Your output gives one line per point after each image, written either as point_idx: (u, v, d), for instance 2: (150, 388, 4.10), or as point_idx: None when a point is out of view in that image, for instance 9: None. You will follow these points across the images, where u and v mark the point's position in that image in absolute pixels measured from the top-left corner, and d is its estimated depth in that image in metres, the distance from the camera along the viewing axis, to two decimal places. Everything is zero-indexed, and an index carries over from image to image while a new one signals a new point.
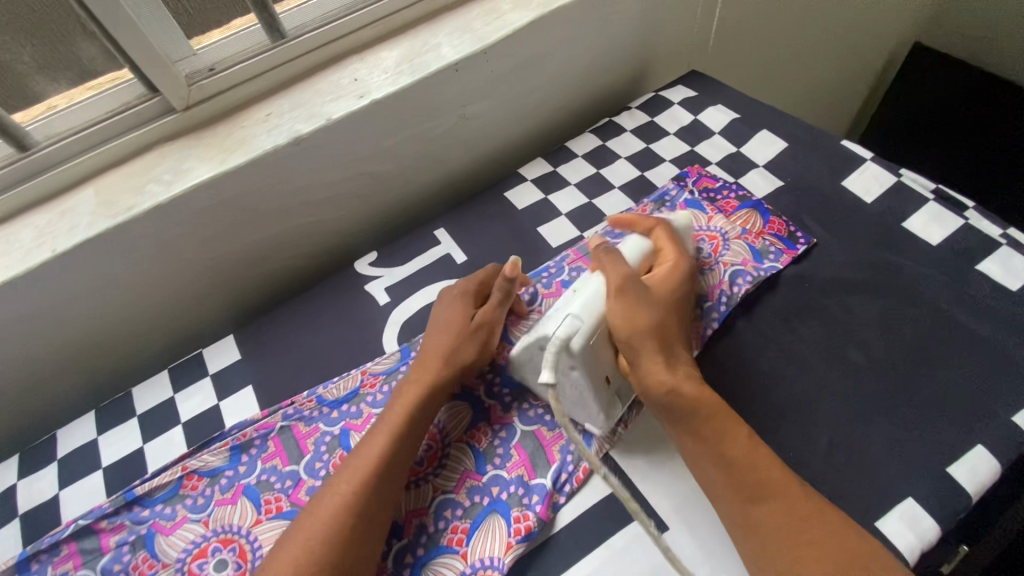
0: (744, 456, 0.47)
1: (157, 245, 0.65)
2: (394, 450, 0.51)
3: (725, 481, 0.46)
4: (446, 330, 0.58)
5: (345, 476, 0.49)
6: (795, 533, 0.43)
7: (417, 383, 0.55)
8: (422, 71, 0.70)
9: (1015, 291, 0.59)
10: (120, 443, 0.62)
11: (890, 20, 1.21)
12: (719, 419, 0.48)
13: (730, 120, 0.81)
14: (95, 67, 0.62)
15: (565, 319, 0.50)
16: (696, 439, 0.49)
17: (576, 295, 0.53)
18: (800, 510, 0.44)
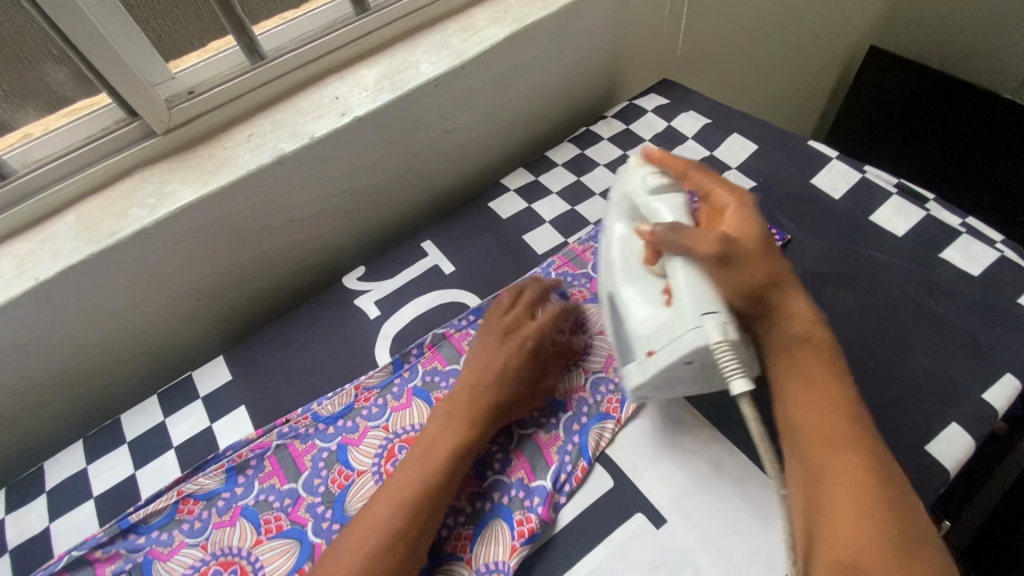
0: (830, 401, 0.44)
1: (141, 269, 0.64)
2: (443, 482, 0.50)
3: (818, 420, 0.44)
4: (506, 373, 0.56)
5: (393, 493, 0.49)
6: (861, 480, 0.40)
7: (471, 416, 0.54)
8: (402, 88, 0.71)
9: (975, 276, 0.63)
10: (110, 472, 0.61)
11: (846, 25, 1.27)
12: (819, 360, 0.47)
13: (702, 125, 0.84)
14: (63, 93, 0.62)
15: (708, 324, 0.43)
16: (795, 378, 0.46)
17: (679, 295, 0.46)
18: (872, 463, 0.41)
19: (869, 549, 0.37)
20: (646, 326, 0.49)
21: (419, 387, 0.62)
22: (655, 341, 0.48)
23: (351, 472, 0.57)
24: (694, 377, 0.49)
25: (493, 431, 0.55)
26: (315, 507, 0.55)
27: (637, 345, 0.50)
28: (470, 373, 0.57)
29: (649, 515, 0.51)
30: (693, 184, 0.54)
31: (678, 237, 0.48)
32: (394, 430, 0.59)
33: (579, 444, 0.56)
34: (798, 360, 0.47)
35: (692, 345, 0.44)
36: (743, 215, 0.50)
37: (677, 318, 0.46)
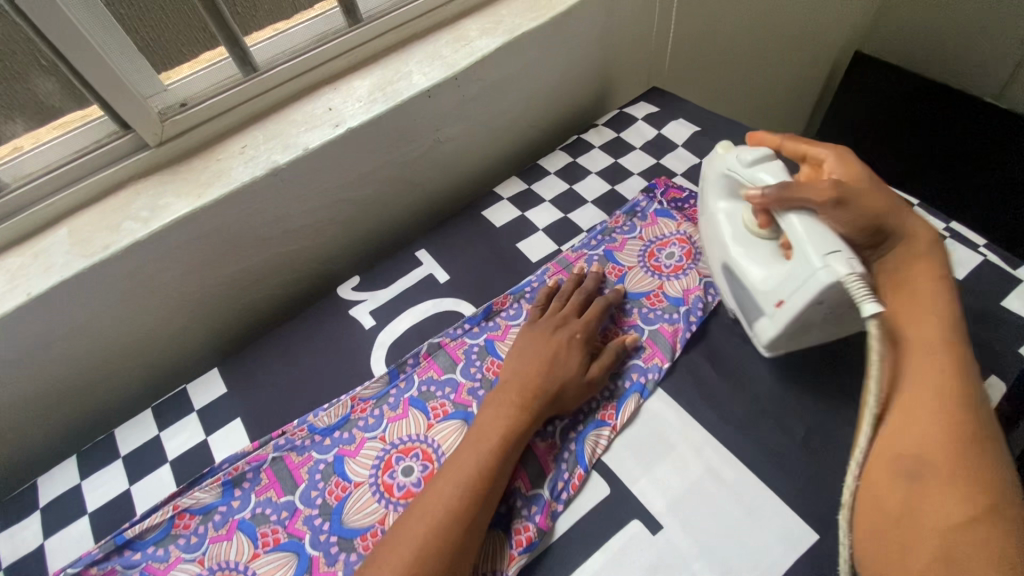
0: (928, 319, 0.49)
1: (135, 282, 0.64)
2: (491, 471, 0.51)
3: (924, 330, 0.48)
4: (553, 363, 0.58)
5: (446, 480, 0.50)
6: (946, 385, 0.45)
7: (517, 405, 0.55)
8: (395, 99, 0.72)
9: (961, 279, 0.64)
10: (105, 487, 0.61)
11: (830, 32, 1.30)
12: (924, 283, 0.51)
13: (691, 132, 0.85)
14: (52, 103, 0.62)
15: (833, 263, 0.47)
16: (901, 295, 0.51)
17: (800, 243, 0.50)
18: (959, 374, 0.45)
19: (936, 438, 0.42)
20: (767, 281, 0.54)
21: (415, 397, 0.62)
22: (783, 292, 0.52)
23: (348, 483, 0.57)
24: (823, 321, 0.53)
25: (540, 421, 0.56)
26: (312, 519, 0.55)
27: (764, 299, 0.54)
28: (517, 364, 0.59)
29: (645, 521, 0.52)
30: (789, 151, 0.60)
31: (791, 192, 0.52)
32: (391, 441, 0.59)
33: (576, 452, 0.56)
34: (906, 281, 0.52)
35: (820, 285, 0.47)
36: (846, 164, 0.55)
37: (801, 266, 0.49)
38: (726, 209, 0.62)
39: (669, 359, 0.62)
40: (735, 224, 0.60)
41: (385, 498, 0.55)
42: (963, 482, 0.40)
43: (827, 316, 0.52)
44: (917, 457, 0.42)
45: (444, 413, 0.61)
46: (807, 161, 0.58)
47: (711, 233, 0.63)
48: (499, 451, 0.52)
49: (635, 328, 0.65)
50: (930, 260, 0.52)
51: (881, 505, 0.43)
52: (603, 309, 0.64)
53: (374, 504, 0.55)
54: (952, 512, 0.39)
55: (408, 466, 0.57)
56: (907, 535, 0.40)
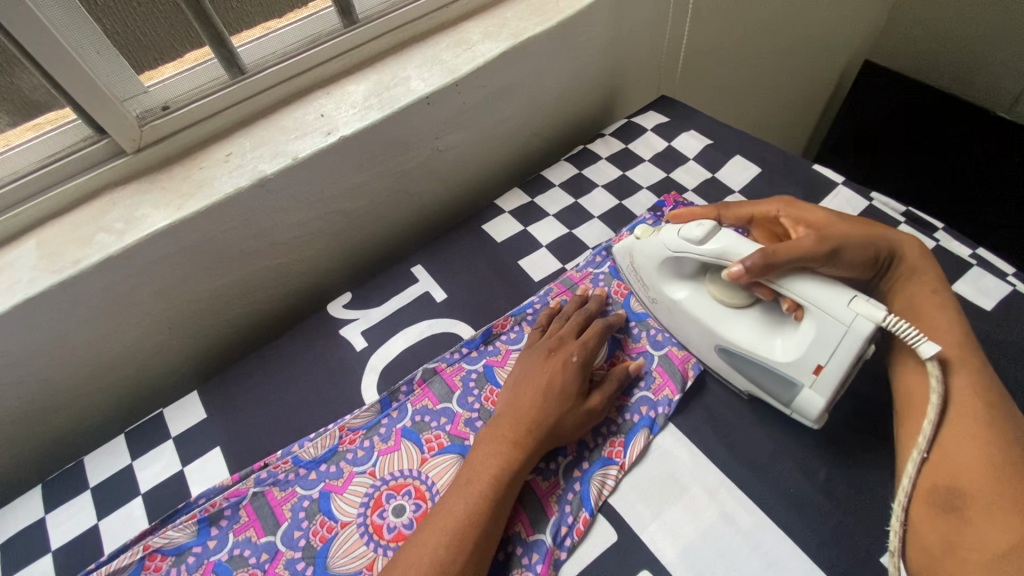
0: (949, 342, 0.49)
1: (108, 299, 0.60)
2: (487, 515, 0.47)
3: (955, 354, 0.48)
4: (550, 392, 0.53)
5: (434, 533, 0.46)
6: (980, 412, 0.44)
7: (511, 442, 0.51)
8: (392, 107, 0.67)
9: (989, 311, 0.60)
10: (71, 521, 0.56)
11: (841, 41, 1.27)
12: (933, 303, 0.52)
13: (703, 146, 0.81)
14: (38, 98, 0.56)
15: (862, 311, 0.45)
16: (913, 317, 0.52)
17: (814, 306, 0.47)
18: (988, 397, 0.45)
19: (974, 467, 0.41)
20: (791, 352, 0.50)
21: (408, 428, 0.58)
22: (816, 357, 0.48)
23: (334, 523, 0.53)
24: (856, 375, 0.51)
25: (536, 456, 0.51)
26: (295, 563, 0.51)
27: (795, 371, 0.50)
28: (511, 396, 0.54)
29: (655, 572, 0.48)
30: (733, 218, 0.60)
31: (782, 258, 0.48)
32: (381, 476, 0.55)
33: (581, 493, 0.52)
34: (915, 301, 0.53)
35: (865, 335, 0.45)
36: (806, 211, 0.56)
37: (829, 326, 0.47)
38: (687, 294, 0.58)
39: (681, 390, 0.58)
40: (711, 304, 0.56)
41: (373, 540, 0.51)
42: (1006, 511, 0.39)
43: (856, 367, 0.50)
44: (956, 489, 0.41)
45: (439, 446, 0.56)
46: (755, 221, 0.60)
47: (687, 321, 0.58)
48: (494, 494, 0.48)
49: (643, 355, 0.61)
50: (932, 282, 0.54)
51: (921, 538, 0.41)
52: (603, 330, 0.59)
53: (361, 547, 0.51)
54: (996, 543, 0.38)
55: (400, 506, 0.53)
56: (953, 569, 0.39)
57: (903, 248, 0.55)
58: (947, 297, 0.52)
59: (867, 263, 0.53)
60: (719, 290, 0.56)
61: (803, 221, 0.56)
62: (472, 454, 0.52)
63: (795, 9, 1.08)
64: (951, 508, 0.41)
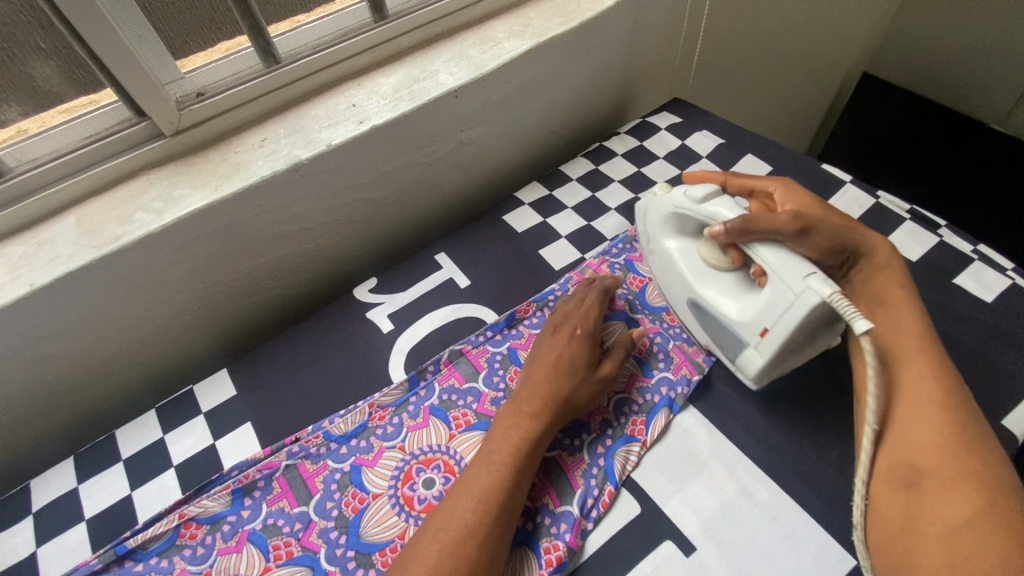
0: (909, 330, 0.51)
1: (144, 276, 0.61)
2: (510, 482, 0.48)
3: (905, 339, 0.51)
4: (560, 365, 0.56)
5: (465, 501, 0.47)
6: (937, 396, 0.47)
7: (530, 416, 0.52)
8: (422, 98, 0.70)
9: (989, 303, 0.64)
10: (105, 492, 0.57)
11: (842, 53, 1.31)
12: (897, 295, 0.54)
13: (715, 145, 0.84)
14: (66, 84, 0.57)
15: (814, 285, 0.47)
16: (878, 309, 0.54)
17: (774, 272, 0.50)
18: (946, 381, 0.47)
19: (931, 445, 0.44)
20: (747, 313, 0.53)
21: (436, 406, 0.60)
22: (766, 319, 0.51)
23: (366, 495, 0.54)
24: (804, 349, 0.53)
25: (555, 425, 0.53)
26: (328, 532, 0.52)
27: (746, 331, 0.53)
28: (526, 374, 0.57)
29: (678, 542, 0.50)
30: (736, 187, 0.63)
31: (758, 225, 0.51)
32: (410, 451, 0.57)
33: (605, 468, 0.54)
34: (879, 293, 0.55)
35: (810, 306, 0.47)
36: (797, 196, 0.59)
37: (782, 295, 0.49)
38: (679, 247, 0.62)
39: (698, 370, 0.61)
40: (692, 261, 0.60)
41: (405, 511, 0.53)
42: (960, 485, 0.41)
43: (810, 341, 0.52)
44: (914, 468, 0.44)
45: (466, 423, 0.58)
46: (755, 195, 0.62)
47: (672, 273, 0.62)
48: (517, 464, 0.49)
49: (661, 335, 0.64)
50: (894, 273, 0.55)
51: (884, 517, 0.44)
52: (600, 298, 0.62)
53: (393, 517, 0.52)
54: (949, 517, 0.40)
55: (430, 479, 0.54)
56: (912, 545, 0.41)
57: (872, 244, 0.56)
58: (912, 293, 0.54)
59: (833, 249, 0.54)
60: (706, 251, 0.59)
61: (790, 203, 0.59)
62: (491, 429, 0.54)
63: (800, 19, 1.12)
64: (909, 486, 0.44)
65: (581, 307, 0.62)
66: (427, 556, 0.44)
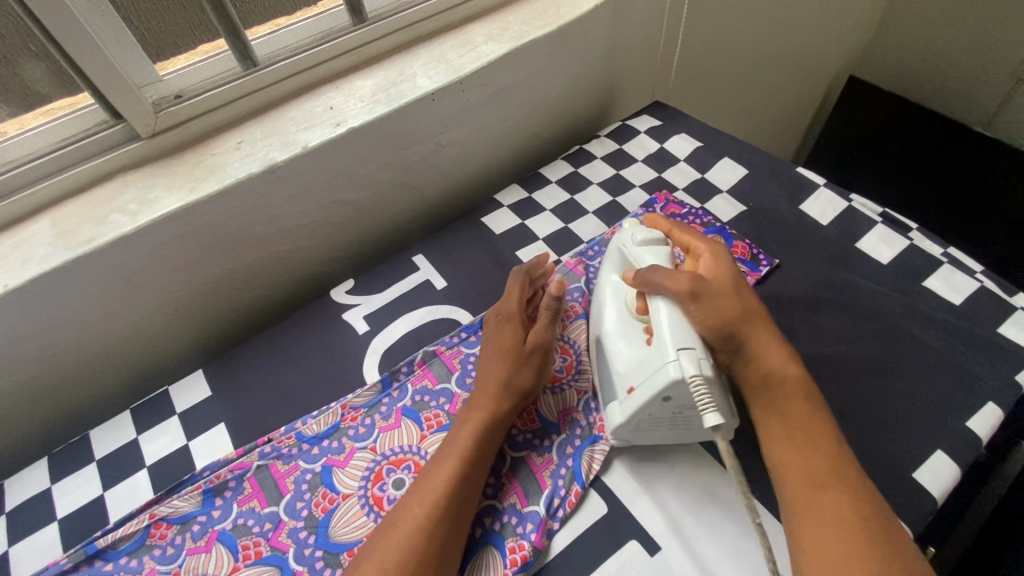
0: (816, 452, 0.47)
1: (119, 277, 0.62)
2: (464, 477, 0.49)
3: (797, 449, 0.47)
4: (500, 355, 0.56)
5: (416, 499, 0.48)
6: (855, 532, 0.42)
7: (481, 410, 0.53)
8: (399, 101, 0.70)
9: (957, 305, 0.64)
10: (78, 492, 0.58)
11: (826, 57, 1.32)
12: (800, 405, 0.49)
13: (693, 148, 0.85)
14: (44, 87, 0.58)
15: (682, 359, 0.47)
16: (784, 423, 0.49)
17: (660, 334, 0.50)
18: (860, 508, 0.43)
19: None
20: (626, 364, 0.52)
21: (408, 407, 0.60)
22: (635, 378, 0.50)
23: (336, 495, 0.55)
24: (670, 425, 0.51)
25: (505, 413, 0.53)
26: (297, 532, 0.53)
27: (619, 382, 0.52)
28: (478, 368, 0.57)
29: (643, 542, 0.50)
30: (676, 240, 0.62)
31: (655, 280, 0.53)
32: (382, 451, 0.57)
33: (573, 468, 0.54)
34: (785, 408, 0.50)
35: (667, 379, 0.46)
36: (719, 266, 0.56)
37: (654, 356, 0.49)
38: (614, 284, 0.59)
39: None
40: (619, 301, 0.58)
41: (373, 511, 0.53)
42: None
43: (674, 418, 0.50)
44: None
45: (437, 424, 0.59)
46: (689, 253, 0.61)
47: (598, 310, 0.60)
48: (469, 458, 0.50)
49: None
50: (795, 384, 0.50)
51: None
52: (524, 280, 0.63)
53: (362, 517, 0.53)
54: None
55: (399, 479, 0.55)
56: None
57: (762, 345, 0.52)
58: (816, 403, 0.49)
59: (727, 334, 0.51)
60: (630, 295, 0.57)
61: (706, 266, 0.57)
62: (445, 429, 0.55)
63: (784, 23, 1.13)
64: None
65: (510, 292, 0.62)
66: (381, 555, 0.44)
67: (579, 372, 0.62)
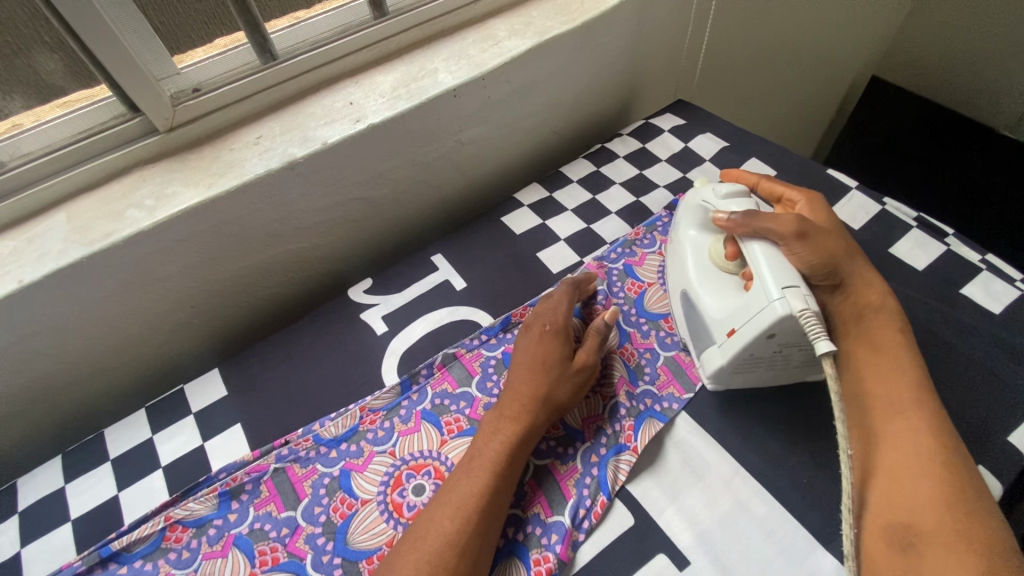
0: (901, 379, 0.48)
1: (134, 274, 0.60)
2: (495, 487, 0.47)
3: (881, 368, 0.50)
4: (537, 364, 0.55)
5: (444, 512, 0.46)
6: (933, 459, 0.43)
7: (513, 420, 0.51)
8: (420, 97, 0.69)
9: (997, 314, 0.62)
10: (92, 491, 0.57)
11: (850, 56, 1.30)
12: (892, 338, 0.52)
13: (720, 148, 0.83)
14: (61, 83, 0.57)
15: (789, 295, 0.47)
16: (872, 353, 0.51)
17: (760, 273, 0.50)
18: (941, 438, 0.44)
19: (927, 504, 0.41)
20: (723, 309, 0.53)
21: (428, 411, 0.59)
22: (735, 320, 0.51)
23: (355, 501, 0.53)
24: (769, 360, 0.53)
25: (538, 427, 0.52)
26: (315, 538, 0.51)
27: (716, 328, 0.53)
28: (511, 373, 0.56)
29: (672, 556, 0.48)
30: (765, 191, 0.63)
31: (758, 222, 0.53)
32: (401, 456, 0.56)
33: (598, 478, 0.53)
34: (875, 337, 0.52)
35: (776, 317, 0.47)
36: (816, 210, 0.58)
37: (756, 296, 0.49)
38: (694, 237, 0.60)
39: (686, 389, 0.59)
40: (701, 256, 0.58)
41: (393, 518, 0.52)
42: (962, 545, 0.38)
43: (772, 354, 0.52)
44: (912, 526, 0.41)
45: (459, 429, 0.57)
46: (781, 203, 0.62)
47: (678, 262, 0.61)
48: (501, 469, 0.48)
49: (649, 352, 0.62)
50: (888, 319, 0.53)
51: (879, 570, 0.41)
52: (568, 292, 0.62)
53: (382, 524, 0.51)
54: None
55: (420, 485, 0.53)
56: None
57: (866, 280, 0.55)
58: (909, 337, 0.51)
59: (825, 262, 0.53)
60: (715, 247, 0.58)
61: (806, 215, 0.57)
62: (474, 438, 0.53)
63: (809, 22, 1.10)
64: (907, 546, 0.40)
65: (554, 302, 0.61)
66: (408, 566, 0.43)
67: (604, 377, 0.60)
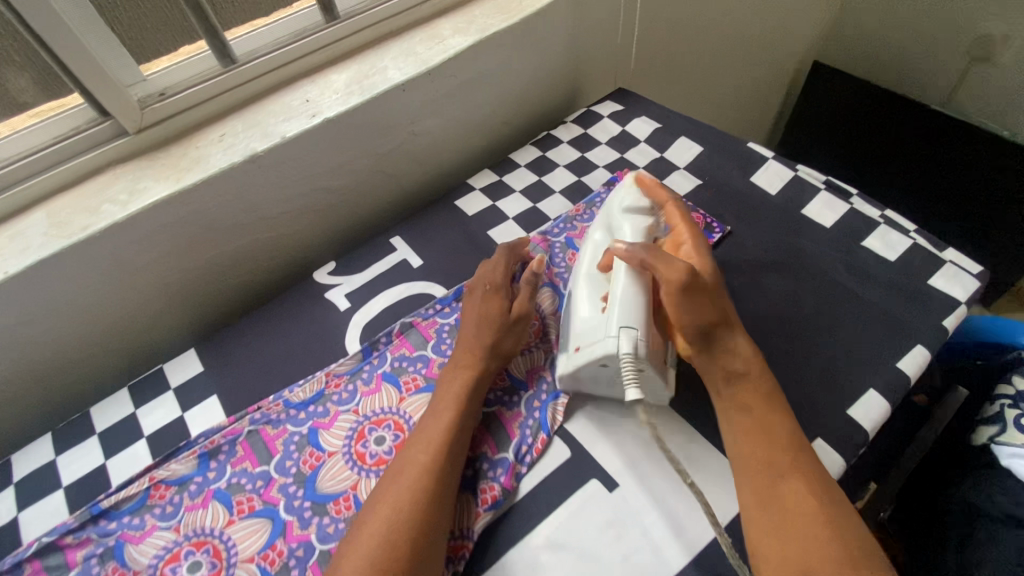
0: (775, 443, 0.49)
1: (112, 264, 0.66)
2: (461, 420, 0.54)
3: (752, 433, 0.50)
4: (485, 319, 0.61)
5: (417, 448, 0.52)
6: (817, 518, 0.45)
7: (469, 365, 0.58)
8: (371, 92, 0.75)
9: (891, 261, 0.70)
10: (82, 461, 0.62)
11: (789, 44, 1.38)
12: (755, 395, 0.52)
13: (653, 129, 0.90)
14: (25, 100, 0.64)
15: (623, 337, 0.53)
16: (742, 414, 0.52)
17: (614, 304, 0.56)
18: (821, 496, 0.46)
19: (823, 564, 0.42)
20: (585, 322, 0.58)
21: (388, 373, 0.65)
22: (584, 340, 0.57)
23: (322, 453, 0.59)
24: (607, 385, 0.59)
25: (492, 371, 0.59)
26: (287, 487, 0.57)
27: (573, 338, 0.59)
28: (462, 330, 0.62)
29: (603, 480, 0.55)
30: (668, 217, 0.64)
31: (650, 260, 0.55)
32: (364, 413, 0.62)
33: (539, 419, 0.59)
34: (743, 397, 0.52)
35: (606, 351, 0.53)
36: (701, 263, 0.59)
37: (603, 325, 0.55)
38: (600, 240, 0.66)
39: None
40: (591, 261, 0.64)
41: (357, 465, 0.58)
42: None
43: (609, 379, 0.57)
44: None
45: (416, 386, 0.63)
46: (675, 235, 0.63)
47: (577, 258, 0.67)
48: (464, 403, 0.55)
49: None
50: (758, 376, 0.53)
51: None
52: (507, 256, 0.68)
53: (347, 471, 0.57)
54: None
55: (381, 436, 0.60)
56: None
57: (732, 342, 0.54)
58: (773, 390, 0.53)
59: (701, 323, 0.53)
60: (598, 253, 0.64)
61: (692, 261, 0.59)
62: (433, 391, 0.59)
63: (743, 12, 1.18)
64: None
65: (494, 265, 0.67)
66: (395, 494, 0.49)
67: (545, 334, 0.67)
